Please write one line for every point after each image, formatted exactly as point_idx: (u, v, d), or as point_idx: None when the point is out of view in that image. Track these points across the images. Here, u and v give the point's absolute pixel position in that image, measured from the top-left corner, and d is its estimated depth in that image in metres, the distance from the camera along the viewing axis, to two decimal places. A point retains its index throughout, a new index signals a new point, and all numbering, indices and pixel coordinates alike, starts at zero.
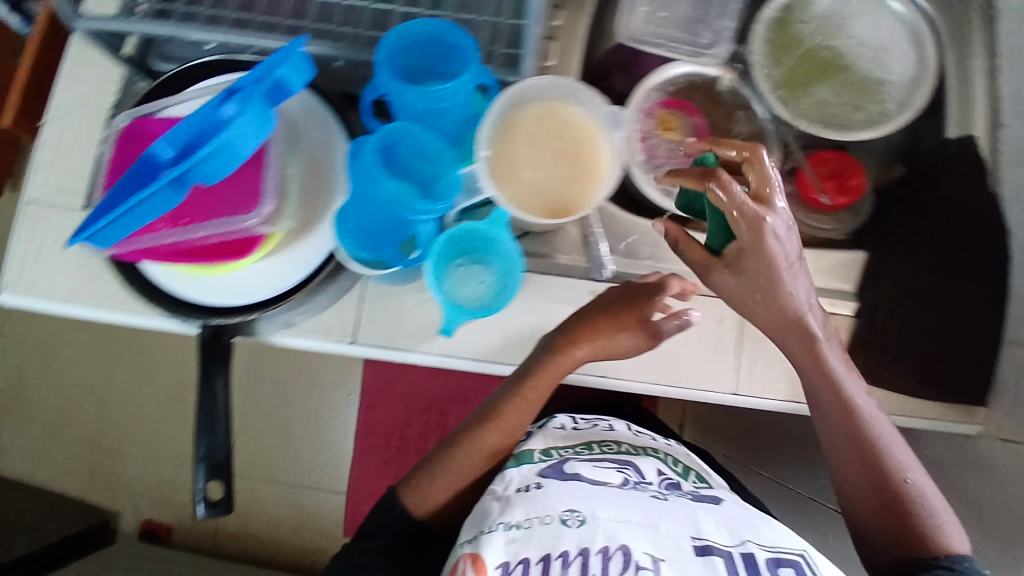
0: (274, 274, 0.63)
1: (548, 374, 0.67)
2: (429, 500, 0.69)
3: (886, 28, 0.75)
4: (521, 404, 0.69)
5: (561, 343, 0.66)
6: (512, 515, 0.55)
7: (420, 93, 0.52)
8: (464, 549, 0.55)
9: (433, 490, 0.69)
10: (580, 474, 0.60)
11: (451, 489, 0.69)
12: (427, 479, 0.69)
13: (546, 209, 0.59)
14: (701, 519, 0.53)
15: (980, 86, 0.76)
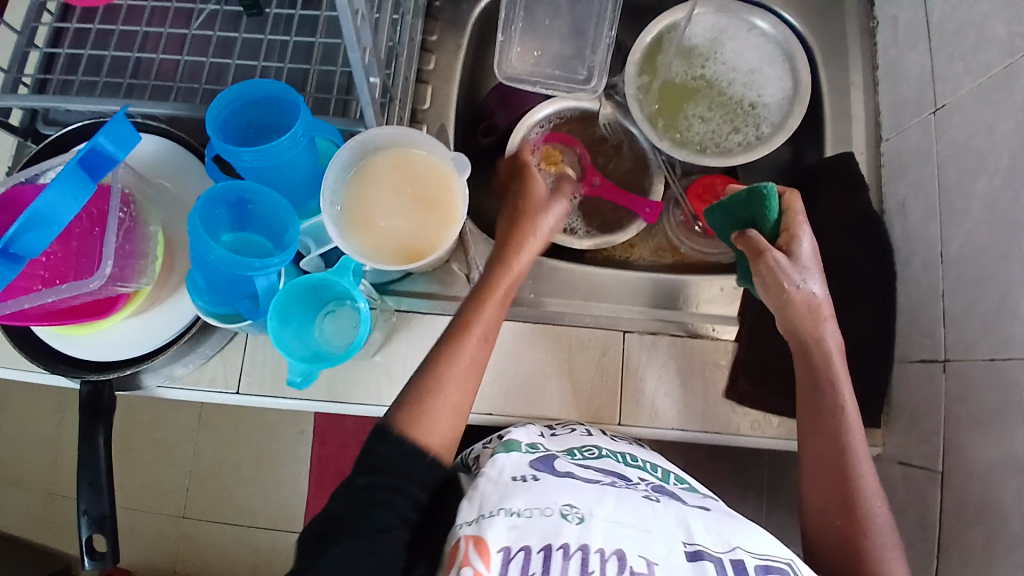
0: (153, 329, 0.67)
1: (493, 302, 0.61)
2: (429, 441, 0.56)
3: (757, 53, 0.78)
4: (487, 335, 0.60)
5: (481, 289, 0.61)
6: (510, 501, 0.50)
7: (252, 152, 0.52)
8: (462, 529, 0.49)
9: (430, 419, 0.56)
10: (574, 473, 0.57)
11: (451, 425, 0.57)
12: (422, 411, 0.56)
13: (402, 254, 0.59)
14: (692, 524, 0.51)
15: (860, 100, 0.76)
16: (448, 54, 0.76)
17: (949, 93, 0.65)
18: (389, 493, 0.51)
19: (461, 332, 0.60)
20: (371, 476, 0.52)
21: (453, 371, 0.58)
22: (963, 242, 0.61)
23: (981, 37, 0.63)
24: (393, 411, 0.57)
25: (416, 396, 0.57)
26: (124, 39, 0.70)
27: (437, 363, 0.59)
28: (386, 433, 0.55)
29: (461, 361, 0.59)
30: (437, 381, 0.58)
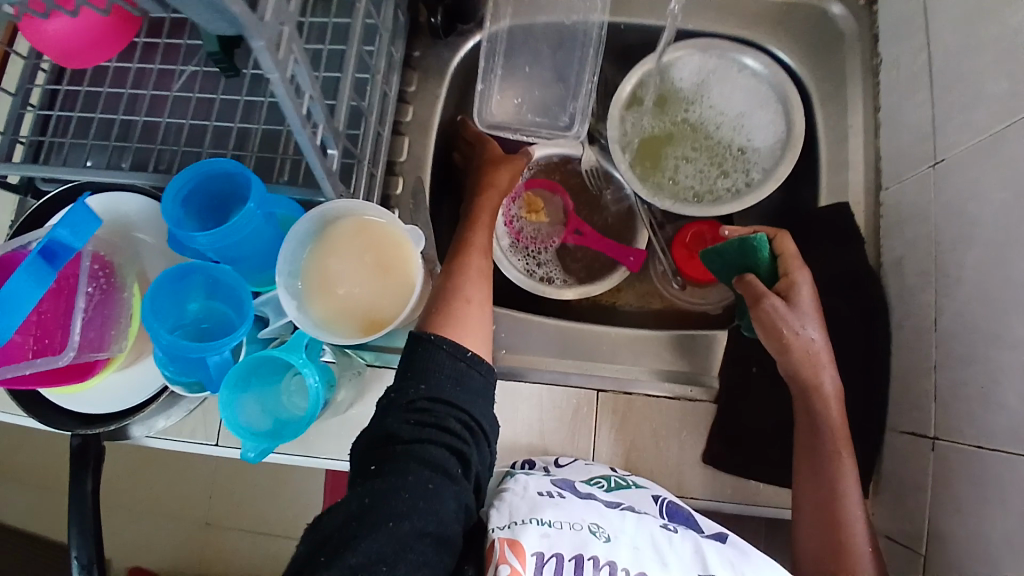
0: (135, 383, 0.68)
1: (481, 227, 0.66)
2: (463, 337, 0.55)
3: (748, 96, 0.75)
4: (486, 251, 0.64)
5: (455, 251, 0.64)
6: (541, 512, 0.53)
7: (209, 234, 0.52)
8: (495, 534, 0.51)
9: (459, 313, 0.56)
10: (595, 496, 0.58)
11: (482, 324, 0.57)
12: (451, 308, 0.57)
13: (360, 323, 0.59)
14: (707, 554, 0.51)
15: (860, 146, 0.72)
16: (426, 104, 0.76)
17: (948, 147, 0.60)
18: (437, 408, 0.50)
19: (459, 256, 0.62)
20: (422, 391, 0.50)
21: (467, 271, 0.61)
22: (956, 314, 0.57)
23: (983, 88, 0.57)
24: (423, 325, 0.56)
25: (444, 303, 0.57)
26: (111, 100, 0.71)
27: (454, 275, 0.60)
28: (424, 340, 0.53)
29: (473, 268, 0.62)
30: (458, 282, 0.59)
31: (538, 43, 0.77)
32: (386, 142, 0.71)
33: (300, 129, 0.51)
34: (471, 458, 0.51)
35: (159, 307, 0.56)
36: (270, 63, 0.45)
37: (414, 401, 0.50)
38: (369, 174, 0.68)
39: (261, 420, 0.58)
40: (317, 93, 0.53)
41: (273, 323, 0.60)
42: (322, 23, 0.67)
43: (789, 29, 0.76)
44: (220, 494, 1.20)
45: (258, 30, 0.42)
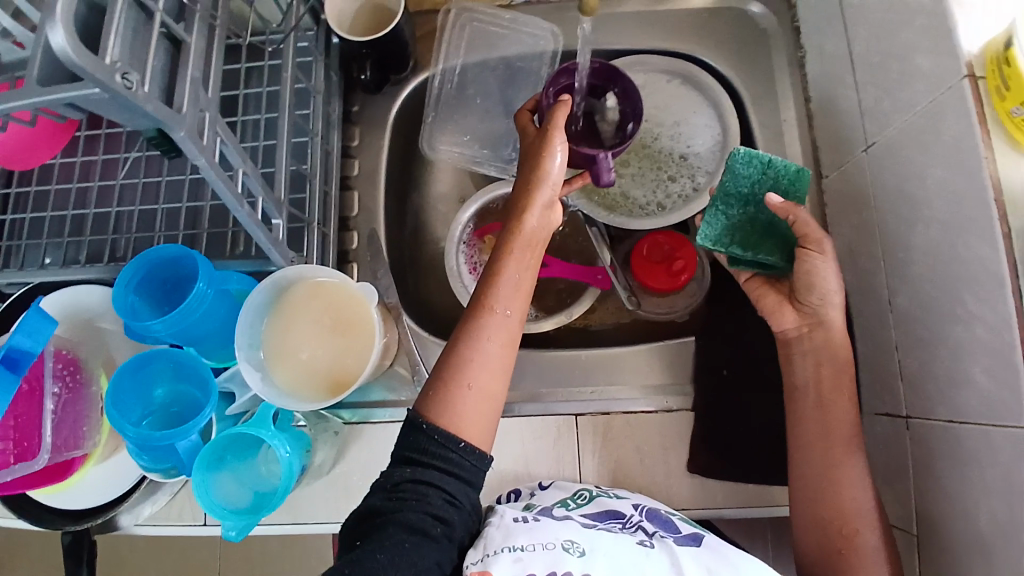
0: (116, 474, 0.67)
1: (506, 282, 0.57)
2: (465, 428, 0.53)
3: (682, 104, 0.77)
4: (510, 314, 0.57)
5: (474, 303, 0.57)
6: (514, 539, 0.51)
7: (163, 322, 0.53)
8: (468, 570, 0.50)
9: (455, 403, 0.54)
10: (572, 515, 0.57)
11: (480, 410, 0.54)
12: (451, 395, 0.54)
13: (324, 386, 0.59)
14: (683, 561, 0.51)
15: (796, 138, 0.75)
16: (371, 156, 0.77)
17: (879, 132, 0.62)
18: (426, 486, 0.51)
19: (473, 318, 0.56)
20: (408, 471, 0.52)
21: (485, 351, 0.55)
22: (910, 294, 0.58)
23: (904, 70, 0.58)
24: (422, 401, 0.55)
25: (443, 383, 0.54)
26: (61, 195, 0.71)
27: (461, 351, 0.55)
28: (417, 425, 0.53)
29: (488, 340, 0.55)
30: (464, 360, 0.55)
31: (487, 77, 0.79)
32: (336, 199, 0.72)
33: (238, 208, 0.51)
34: (454, 521, 0.51)
35: (123, 400, 0.55)
36: (194, 150, 0.46)
37: (400, 482, 0.51)
38: (321, 234, 0.69)
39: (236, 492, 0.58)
40: (250, 169, 0.54)
41: (240, 399, 0.61)
42: (256, 93, 0.69)
43: (714, 35, 0.79)
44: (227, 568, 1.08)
45: (178, 122, 0.44)
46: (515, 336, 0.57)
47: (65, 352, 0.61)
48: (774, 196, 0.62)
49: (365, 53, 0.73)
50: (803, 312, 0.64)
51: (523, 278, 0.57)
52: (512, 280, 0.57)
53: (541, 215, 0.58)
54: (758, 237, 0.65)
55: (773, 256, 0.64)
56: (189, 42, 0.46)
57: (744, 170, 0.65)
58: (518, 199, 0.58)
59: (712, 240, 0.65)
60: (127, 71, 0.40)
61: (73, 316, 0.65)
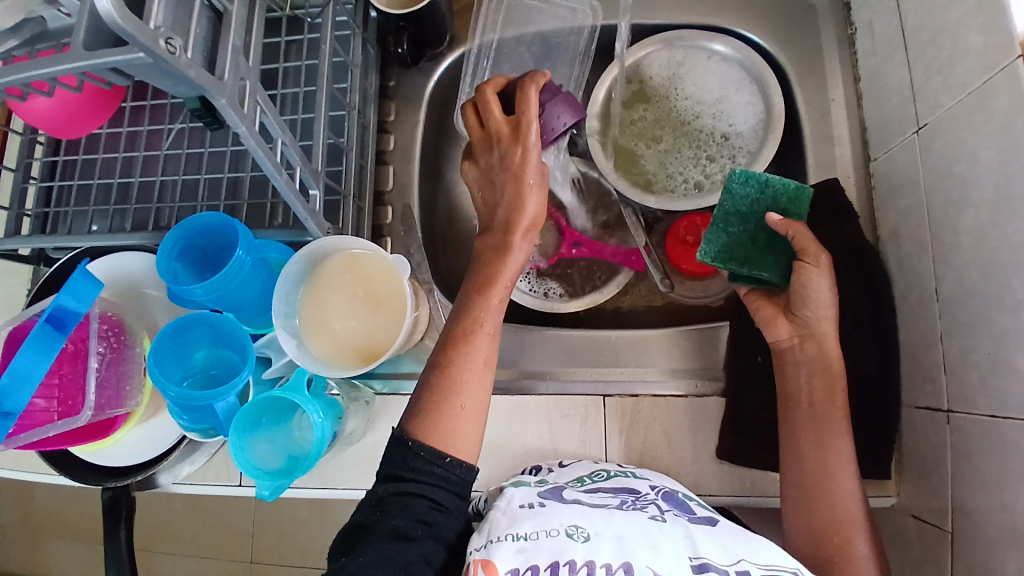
0: (157, 433, 0.69)
1: (495, 303, 0.60)
2: (455, 441, 0.55)
3: (725, 81, 0.75)
4: (495, 333, 0.60)
5: (455, 327, 0.59)
6: (518, 527, 0.50)
7: (204, 288, 0.54)
8: (471, 557, 0.49)
9: (448, 420, 0.55)
10: (581, 499, 0.56)
11: (472, 425, 0.56)
12: (441, 413, 0.55)
13: (356, 356, 0.60)
14: (697, 540, 0.49)
15: (843, 118, 0.72)
16: (406, 131, 0.78)
17: (930, 111, 0.59)
18: (413, 497, 0.52)
19: (460, 339, 0.58)
20: (391, 487, 0.53)
21: (474, 368, 0.57)
22: (956, 281, 0.56)
23: (958, 45, 0.55)
24: (409, 418, 0.57)
25: (432, 399, 0.56)
26: (107, 165, 0.74)
27: (451, 368, 0.57)
28: (404, 442, 0.55)
29: (477, 357, 0.58)
30: (456, 376, 0.57)
31: (523, 53, 0.78)
32: (371, 173, 0.73)
33: (276, 176, 0.52)
34: (442, 526, 0.51)
35: (164, 362, 0.57)
36: (235, 118, 0.46)
37: (384, 496, 0.52)
38: (356, 207, 0.70)
39: (275, 454, 0.60)
40: (289, 140, 0.54)
41: (276, 364, 0.62)
42: (295, 67, 0.69)
43: (759, 10, 0.76)
44: (261, 531, 1.12)
45: (219, 89, 0.44)
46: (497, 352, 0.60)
47: (110, 315, 0.64)
48: (773, 216, 0.62)
49: (401, 27, 0.73)
50: (795, 325, 0.63)
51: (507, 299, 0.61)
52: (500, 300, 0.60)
53: (525, 241, 0.61)
54: (758, 251, 0.64)
55: (777, 271, 0.63)
56: (231, 10, 0.47)
57: (741, 189, 0.65)
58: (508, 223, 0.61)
59: (712, 256, 0.65)
60: (170, 36, 0.40)
61: (118, 281, 0.70)
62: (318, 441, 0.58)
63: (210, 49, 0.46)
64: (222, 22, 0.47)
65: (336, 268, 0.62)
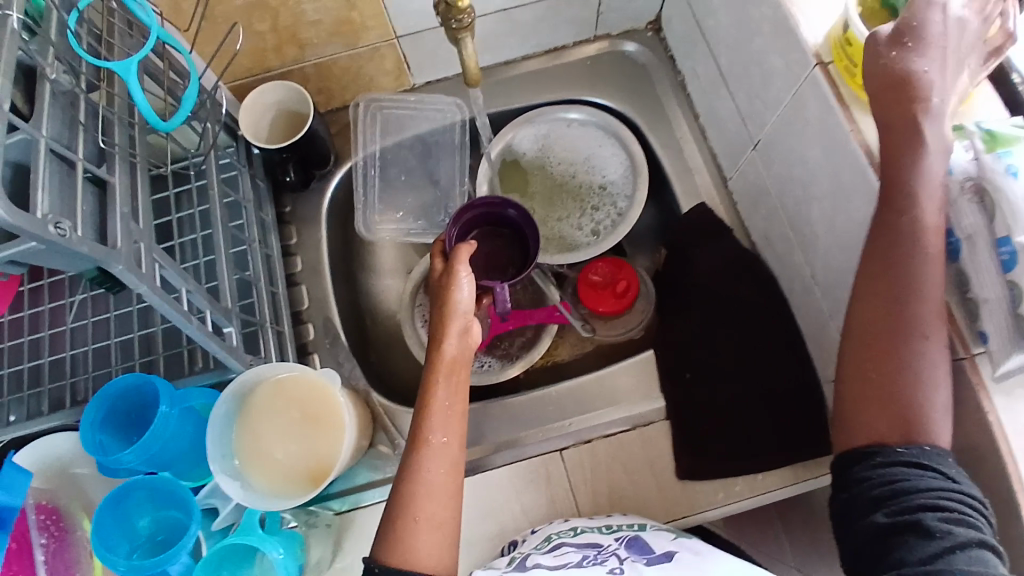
0: None
1: (439, 412, 0.58)
2: (419, 556, 0.53)
3: (587, 140, 0.84)
4: (448, 442, 0.57)
5: (411, 439, 0.57)
6: None
7: (133, 452, 0.53)
8: None
9: (407, 537, 0.53)
10: (542, 562, 0.56)
11: (433, 540, 0.54)
12: (399, 531, 0.54)
13: (305, 480, 0.60)
14: None
15: (696, 150, 0.82)
16: (311, 249, 0.80)
17: (760, 129, 0.69)
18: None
19: (416, 450, 0.57)
20: None
21: (428, 484, 0.55)
22: (825, 263, 0.63)
23: (763, 72, 0.65)
24: (377, 543, 0.55)
25: (392, 519, 0.55)
26: (14, 350, 0.70)
27: (409, 478, 0.56)
28: (372, 570, 0.53)
29: (429, 471, 0.56)
30: (407, 494, 0.55)
31: (406, 155, 0.84)
32: (285, 297, 0.74)
33: (187, 324, 0.53)
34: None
35: (106, 539, 0.54)
36: (135, 279, 0.48)
37: None
38: (275, 333, 0.71)
39: None
40: (194, 286, 0.56)
41: (224, 513, 0.60)
42: (188, 215, 0.71)
43: (601, 76, 0.87)
44: None
45: (114, 257, 0.46)
46: (457, 461, 0.57)
47: (44, 503, 0.60)
48: None
49: (285, 157, 0.76)
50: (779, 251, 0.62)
51: (455, 405, 0.58)
52: (445, 408, 0.58)
53: (460, 338, 0.61)
54: None
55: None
56: (113, 180, 0.49)
57: None
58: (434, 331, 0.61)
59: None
60: (59, 220, 0.42)
61: (47, 467, 0.65)
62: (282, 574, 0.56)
63: (99, 221, 0.48)
64: (107, 194, 0.49)
65: (265, 398, 0.62)
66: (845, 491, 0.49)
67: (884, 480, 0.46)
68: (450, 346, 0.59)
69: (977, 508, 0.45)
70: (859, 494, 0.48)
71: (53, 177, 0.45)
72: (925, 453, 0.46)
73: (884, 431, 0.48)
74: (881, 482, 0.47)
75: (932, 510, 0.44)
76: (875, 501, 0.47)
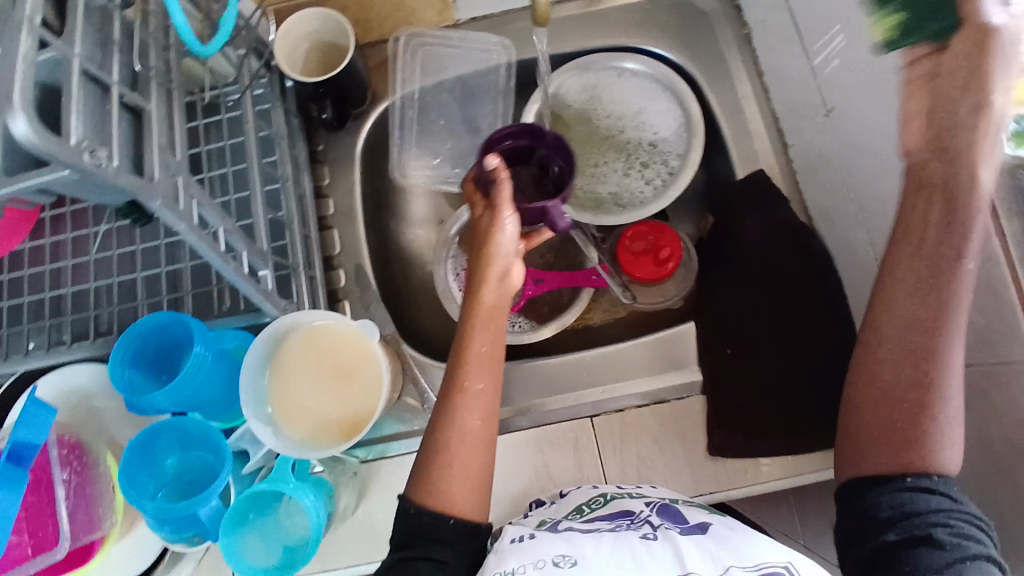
0: (143, 546, 0.61)
1: (474, 360, 0.57)
2: (453, 503, 0.54)
3: (639, 93, 0.79)
4: (483, 391, 0.57)
5: (446, 387, 0.57)
6: (506, 563, 0.50)
7: (165, 394, 0.52)
8: None
9: (443, 484, 0.54)
10: (575, 526, 0.56)
11: (467, 486, 0.55)
12: (434, 476, 0.55)
13: (335, 431, 0.59)
14: (686, 553, 0.50)
15: (756, 112, 0.76)
16: (344, 192, 0.77)
17: (834, 94, 0.64)
18: (416, 561, 0.51)
19: (453, 398, 0.57)
20: (400, 553, 0.53)
21: (464, 432, 0.56)
22: (891, 244, 0.60)
23: (847, 29, 0.60)
24: (411, 482, 0.56)
25: (426, 465, 0.55)
26: (35, 280, 0.68)
27: (445, 425, 0.56)
28: (407, 510, 0.54)
29: (466, 419, 0.56)
30: (441, 440, 0.55)
31: (446, 98, 0.79)
32: (317, 240, 0.72)
33: (224, 266, 0.51)
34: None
35: (136, 479, 0.53)
36: (173, 216, 0.45)
37: (393, 564, 0.52)
38: (307, 278, 0.68)
39: (242, 560, 0.54)
40: (230, 225, 0.53)
41: (255, 458, 0.59)
42: (219, 147, 0.68)
43: (659, 25, 0.81)
44: None
45: (152, 191, 0.43)
46: (492, 409, 0.57)
47: (66, 437, 0.59)
48: None
49: (322, 92, 0.72)
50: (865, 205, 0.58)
51: (491, 354, 0.58)
52: (480, 356, 0.58)
53: (497, 286, 0.59)
54: None
55: None
56: (150, 108, 0.46)
57: None
58: (473, 277, 0.60)
59: None
60: (94, 148, 0.39)
61: (67, 399, 0.65)
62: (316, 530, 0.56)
63: (135, 151, 0.45)
64: (142, 121, 0.46)
65: (297, 344, 0.60)
66: (853, 516, 0.50)
67: (895, 503, 0.47)
68: (489, 295, 0.58)
69: (976, 522, 0.47)
70: (867, 521, 0.48)
71: (87, 100, 0.41)
72: (933, 479, 0.47)
73: (890, 445, 0.48)
74: (896, 503, 0.47)
75: (942, 527, 0.45)
76: (887, 524, 0.47)
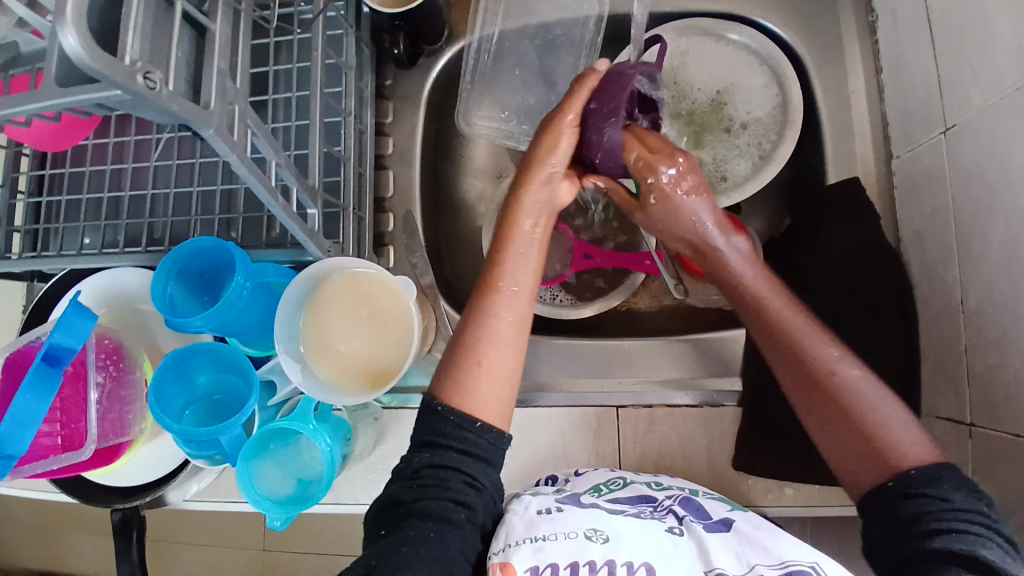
0: (165, 451, 0.67)
1: (514, 263, 0.58)
2: (479, 406, 0.52)
3: (735, 68, 0.72)
4: (518, 291, 0.57)
5: (478, 290, 0.57)
6: (537, 529, 0.50)
7: (198, 320, 0.52)
8: (490, 561, 0.48)
9: (471, 382, 0.53)
10: (598, 502, 0.56)
11: (495, 388, 0.53)
12: (461, 371, 0.53)
13: (361, 378, 0.58)
14: (711, 548, 0.50)
15: (865, 111, 0.69)
16: (405, 133, 0.75)
17: (959, 111, 0.56)
18: (449, 472, 0.50)
19: (484, 301, 0.56)
20: (427, 457, 0.50)
21: (496, 330, 0.55)
22: (983, 291, 0.54)
23: (990, 42, 0.52)
24: (437, 382, 0.54)
25: (452, 359, 0.54)
26: (94, 178, 0.71)
27: (479, 323, 0.55)
28: (434, 407, 0.52)
29: (500, 318, 0.55)
30: (473, 338, 0.55)
31: (526, 45, 0.74)
32: (371, 180, 0.70)
33: (272, 203, 0.49)
34: (476, 505, 0.50)
35: (165, 393, 0.55)
36: (225, 147, 0.43)
37: (419, 467, 0.50)
38: (356, 218, 0.67)
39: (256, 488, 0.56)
40: (283, 158, 0.51)
41: (281, 390, 0.61)
42: (286, 70, 0.66)
43: None
44: None
45: (207, 119, 0.41)
46: (526, 316, 0.57)
47: (106, 340, 0.60)
48: None
49: (397, 26, 0.69)
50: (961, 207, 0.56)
51: (528, 256, 0.58)
52: (520, 260, 0.58)
53: (544, 193, 0.61)
54: None
55: None
56: (214, 28, 0.43)
57: None
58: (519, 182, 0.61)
59: None
60: (149, 70, 0.37)
61: (114, 302, 0.67)
62: (326, 475, 0.57)
63: (194, 73, 0.43)
64: (205, 42, 0.44)
65: (333, 285, 0.59)
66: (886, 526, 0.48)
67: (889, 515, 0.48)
68: (527, 204, 0.60)
69: (980, 515, 0.45)
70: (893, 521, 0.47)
71: (145, 15, 0.39)
72: (912, 479, 0.48)
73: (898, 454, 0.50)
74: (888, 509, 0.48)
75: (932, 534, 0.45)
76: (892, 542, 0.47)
